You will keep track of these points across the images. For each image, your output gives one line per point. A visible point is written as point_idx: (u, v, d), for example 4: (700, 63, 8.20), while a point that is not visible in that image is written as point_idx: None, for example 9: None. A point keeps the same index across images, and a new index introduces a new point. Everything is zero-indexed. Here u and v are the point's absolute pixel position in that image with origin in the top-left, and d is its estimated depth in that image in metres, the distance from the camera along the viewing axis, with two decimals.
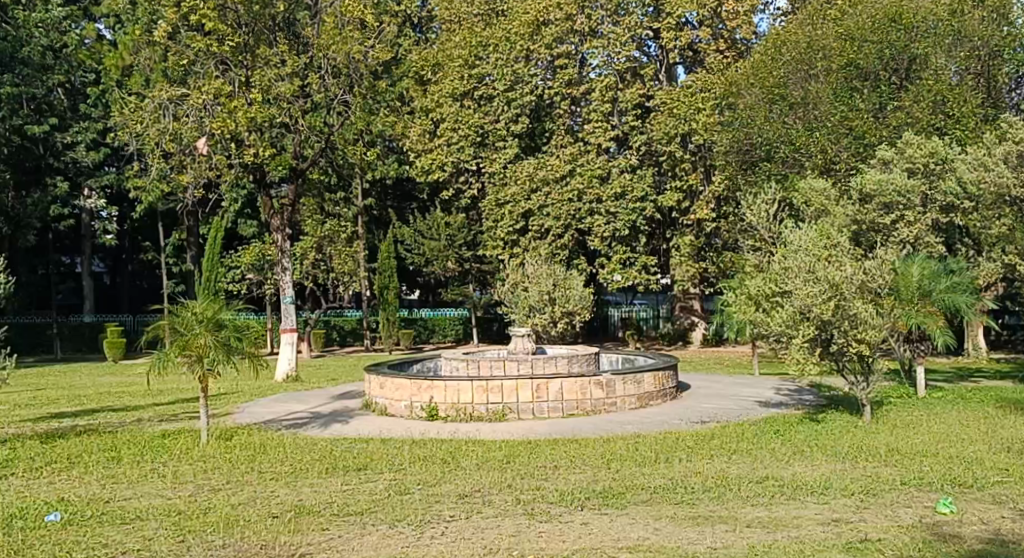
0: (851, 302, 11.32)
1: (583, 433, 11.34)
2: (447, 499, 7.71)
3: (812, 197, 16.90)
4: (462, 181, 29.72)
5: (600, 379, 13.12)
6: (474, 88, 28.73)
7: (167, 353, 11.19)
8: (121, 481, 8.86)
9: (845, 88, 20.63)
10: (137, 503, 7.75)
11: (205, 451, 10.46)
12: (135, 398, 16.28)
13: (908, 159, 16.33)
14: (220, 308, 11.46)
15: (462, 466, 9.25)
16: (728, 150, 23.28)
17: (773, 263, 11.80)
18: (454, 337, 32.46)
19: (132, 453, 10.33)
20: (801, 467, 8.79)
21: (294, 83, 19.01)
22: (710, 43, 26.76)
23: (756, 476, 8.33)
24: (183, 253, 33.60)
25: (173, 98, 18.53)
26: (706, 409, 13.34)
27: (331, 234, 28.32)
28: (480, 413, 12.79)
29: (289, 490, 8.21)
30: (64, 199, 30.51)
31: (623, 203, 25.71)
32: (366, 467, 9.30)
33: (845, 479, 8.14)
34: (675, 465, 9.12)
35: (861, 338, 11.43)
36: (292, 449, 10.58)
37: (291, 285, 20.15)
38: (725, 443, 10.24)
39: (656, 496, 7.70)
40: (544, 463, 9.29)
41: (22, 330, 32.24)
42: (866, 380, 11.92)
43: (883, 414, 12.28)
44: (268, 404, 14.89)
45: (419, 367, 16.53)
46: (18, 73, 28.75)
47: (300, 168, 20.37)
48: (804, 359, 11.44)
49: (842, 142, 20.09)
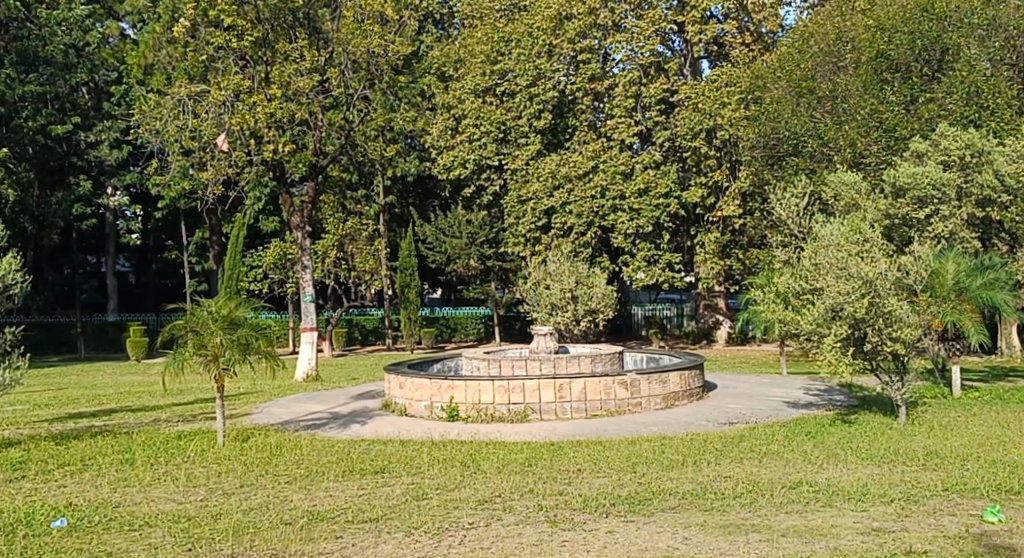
0: (886, 299, 10.93)
1: (606, 434, 11.02)
2: (466, 505, 7.41)
3: (842, 191, 16.46)
4: (485, 177, 29.43)
5: (624, 379, 12.79)
6: (496, 84, 28.63)
7: (184, 352, 10.97)
8: (133, 484, 8.63)
9: (875, 80, 20.19)
10: (147, 508, 7.50)
11: (220, 453, 10.22)
12: (154, 398, 16.11)
13: (943, 151, 15.92)
14: (236, 306, 11.22)
15: (482, 469, 8.95)
16: (755, 146, 22.89)
17: (803, 259, 11.43)
18: (476, 336, 32.22)
19: (145, 455, 10.10)
20: (835, 472, 8.42)
21: (314, 78, 18.74)
22: (736, 36, 26.41)
23: (789, 482, 7.97)
24: (206, 251, 33.55)
25: (192, 95, 18.34)
26: (733, 410, 12.97)
27: (353, 232, 28.16)
28: (502, 414, 12.48)
29: (304, 494, 7.94)
30: (87, 198, 30.47)
31: (646, 200, 25.31)
32: (384, 470, 9.02)
33: (883, 484, 7.77)
34: (703, 468, 8.79)
35: (896, 336, 11.03)
36: (308, 451, 10.33)
37: (311, 284, 19.94)
38: (756, 446, 9.89)
39: (685, 502, 7.37)
40: (567, 467, 8.97)
41: (46, 329, 32.25)
42: (902, 380, 11.51)
43: (918, 416, 11.89)
44: (286, 404, 14.67)
45: (440, 367, 16.24)
46: (41, 72, 28.85)
47: (321, 165, 20.16)
48: (837, 359, 11.03)
49: (872, 135, 19.73)
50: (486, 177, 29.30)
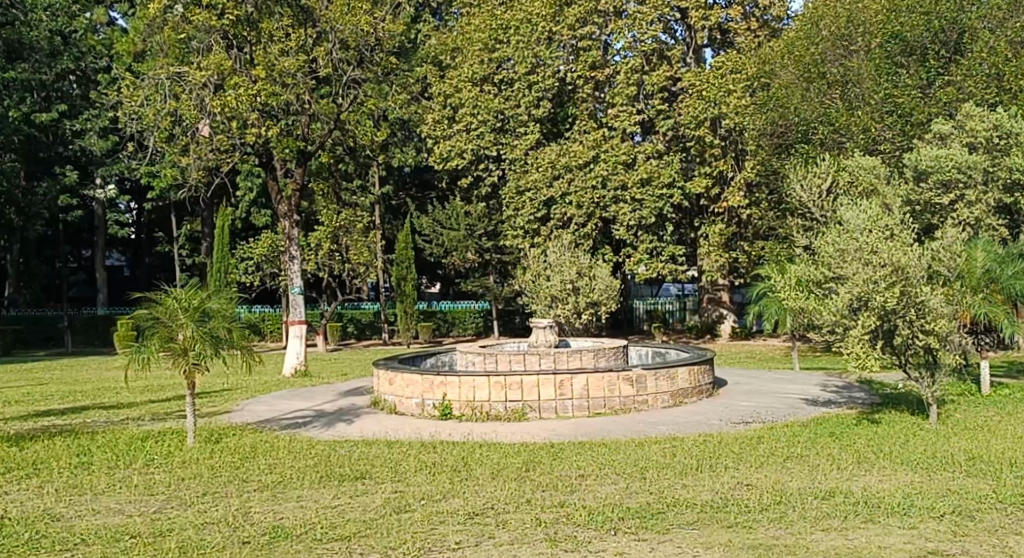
0: (919, 288, 9.95)
1: (611, 435, 10.10)
2: (453, 520, 6.48)
3: (860, 175, 15.43)
4: (483, 167, 28.23)
5: (630, 374, 11.87)
6: (495, 72, 27.49)
7: (148, 346, 10.00)
8: (84, 493, 7.72)
9: (888, 63, 19.34)
10: (90, 523, 6.56)
11: (189, 456, 9.28)
12: (130, 394, 15.18)
13: (968, 133, 14.88)
14: (208, 296, 10.27)
15: (473, 476, 8.03)
16: (760, 134, 21.88)
17: (825, 245, 10.47)
18: (475, 330, 31.29)
19: (104, 458, 9.17)
20: (871, 480, 7.49)
21: (300, 58, 17.73)
22: (740, 22, 25.39)
23: (821, 491, 7.05)
24: (197, 243, 32.47)
25: (172, 74, 17.30)
26: (747, 408, 12.02)
27: (348, 223, 27.39)
28: (498, 412, 11.56)
29: (272, 506, 7.01)
30: (74, 189, 29.49)
31: (649, 190, 24.43)
32: (365, 476, 8.10)
33: (927, 494, 6.86)
34: (721, 474, 7.88)
35: (928, 329, 10.08)
36: (284, 453, 9.40)
37: (300, 275, 18.96)
38: (776, 448, 8.95)
39: (705, 516, 6.44)
40: (568, 473, 8.05)
41: (32, 324, 31.23)
42: (932, 377, 10.56)
43: (949, 415, 10.95)
44: (269, 402, 13.71)
45: (432, 362, 15.33)
46: (28, 59, 27.62)
47: (309, 151, 19.15)
48: (864, 352, 10.09)
49: (887, 120, 18.86)
50: (484, 167, 28.15)
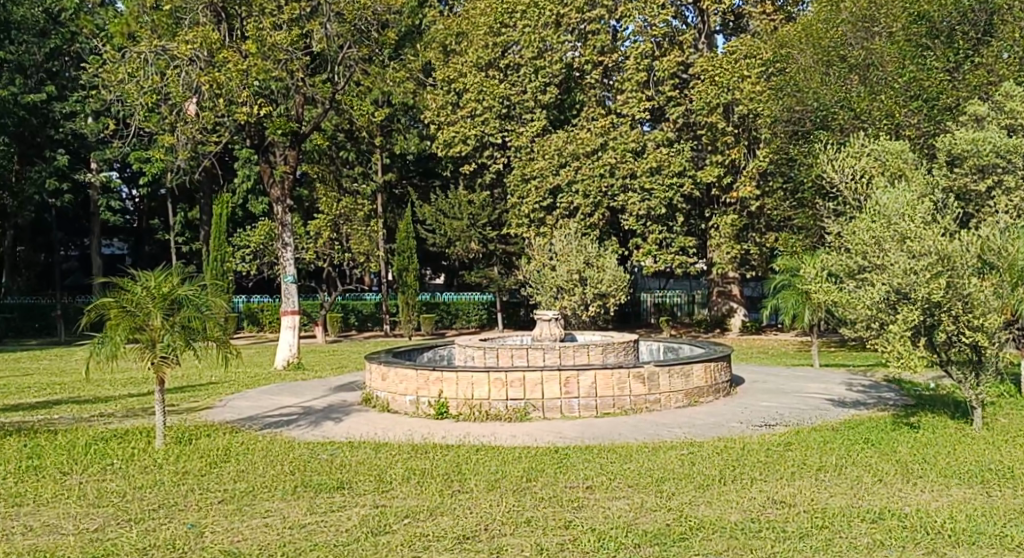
0: (965, 279, 8.93)
1: (622, 439, 9.11)
2: (440, 545, 5.56)
3: (887, 160, 14.23)
4: (487, 155, 27.15)
5: (641, 371, 10.90)
6: (500, 56, 26.47)
7: (114, 339, 9.00)
8: (24, 503, 6.81)
9: (912, 46, 18.14)
10: (15, 547, 5.67)
11: (153, 459, 8.34)
12: (110, 388, 14.26)
13: (1007, 114, 13.74)
14: (179, 284, 9.27)
15: (467, 487, 7.08)
16: (776, 118, 20.70)
17: (860, 230, 9.47)
18: (478, 322, 30.31)
19: (59, 461, 8.25)
20: (923, 497, 6.53)
21: (293, 32, 16.67)
22: (755, 8, 24.43)
23: (867, 511, 6.11)
24: (193, 229, 31.52)
25: (154, 49, 16.18)
26: (769, 409, 11.02)
27: (347, 211, 26.47)
28: (498, 411, 10.60)
29: (233, 523, 6.09)
30: (66, 174, 28.38)
31: (659, 178, 23.33)
32: (345, 487, 7.14)
33: (995, 518, 5.90)
34: (750, 488, 6.92)
35: (975, 325, 9.05)
36: (259, 458, 8.43)
37: (293, 262, 17.98)
38: (807, 457, 7.98)
39: (736, 544, 5.51)
40: (574, 485, 7.09)
41: (25, 312, 30.24)
42: (977, 377, 9.55)
43: (994, 420, 9.95)
44: (254, 397, 12.74)
45: (430, 356, 14.36)
46: (17, 40, 26.56)
47: (303, 132, 18.10)
48: (906, 351, 9.04)
49: (912, 105, 17.64)
50: (488, 154, 27.12)
